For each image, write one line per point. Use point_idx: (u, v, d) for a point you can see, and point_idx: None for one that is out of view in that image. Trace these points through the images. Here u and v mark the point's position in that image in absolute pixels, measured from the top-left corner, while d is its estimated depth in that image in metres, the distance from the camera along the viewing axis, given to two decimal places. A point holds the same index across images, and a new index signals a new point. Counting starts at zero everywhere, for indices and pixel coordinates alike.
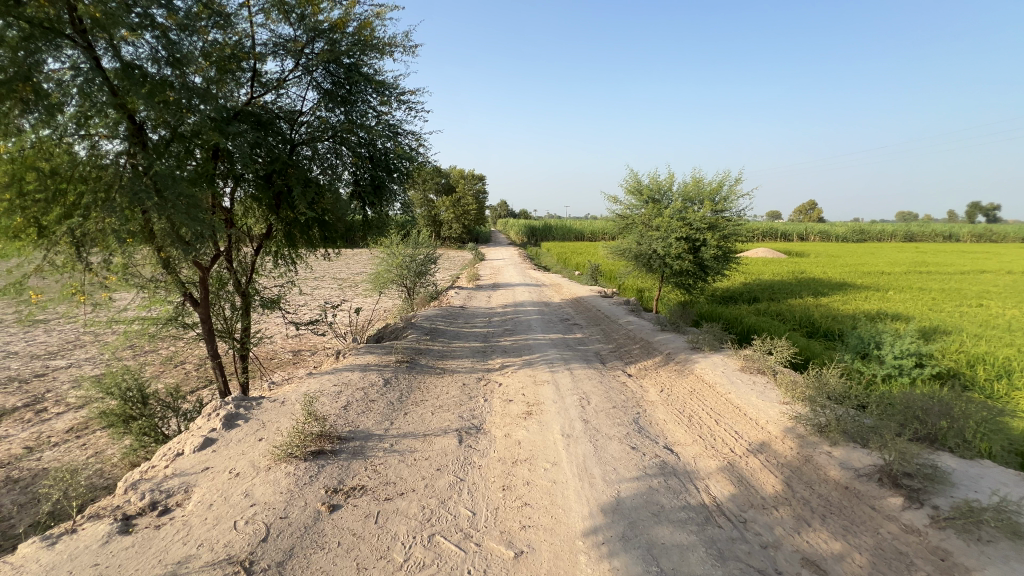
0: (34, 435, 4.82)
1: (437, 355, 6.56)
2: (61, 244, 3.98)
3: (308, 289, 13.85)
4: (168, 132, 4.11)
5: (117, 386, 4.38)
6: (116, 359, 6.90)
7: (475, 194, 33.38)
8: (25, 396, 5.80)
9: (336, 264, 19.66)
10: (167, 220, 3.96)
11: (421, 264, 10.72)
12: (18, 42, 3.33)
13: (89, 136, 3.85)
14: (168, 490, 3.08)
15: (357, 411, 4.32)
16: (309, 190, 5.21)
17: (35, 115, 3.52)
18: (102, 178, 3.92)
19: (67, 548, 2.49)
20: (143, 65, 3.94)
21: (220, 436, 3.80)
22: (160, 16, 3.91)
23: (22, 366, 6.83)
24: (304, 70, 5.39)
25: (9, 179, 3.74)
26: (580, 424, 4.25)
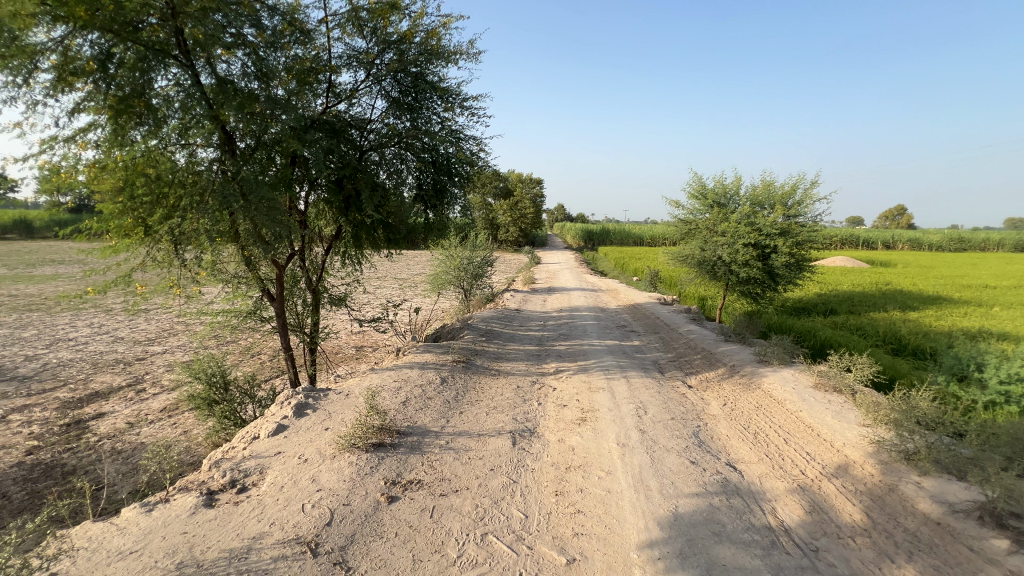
0: (135, 412, 5.42)
1: (492, 356, 6.64)
2: (162, 242, 4.46)
3: (372, 288, 14.54)
4: (254, 140, 4.44)
5: (204, 371, 4.78)
6: (203, 348, 7.58)
7: (532, 198, 33.48)
8: (129, 377, 6.53)
9: (398, 265, 20.52)
10: (251, 220, 4.29)
11: (478, 267, 10.92)
12: (135, 63, 3.82)
13: (189, 146, 4.28)
14: (245, 470, 3.35)
15: (415, 407, 4.46)
16: (375, 194, 5.46)
17: (146, 126, 4.02)
18: (197, 183, 4.33)
19: (162, 515, 2.77)
20: (235, 80, 4.32)
21: (291, 423, 4.06)
22: (251, 35, 4.29)
23: (127, 350, 7.68)
24: (374, 80, 5.68)
25: (123, 184, 4.24)
26: (637, 435, 4.13)
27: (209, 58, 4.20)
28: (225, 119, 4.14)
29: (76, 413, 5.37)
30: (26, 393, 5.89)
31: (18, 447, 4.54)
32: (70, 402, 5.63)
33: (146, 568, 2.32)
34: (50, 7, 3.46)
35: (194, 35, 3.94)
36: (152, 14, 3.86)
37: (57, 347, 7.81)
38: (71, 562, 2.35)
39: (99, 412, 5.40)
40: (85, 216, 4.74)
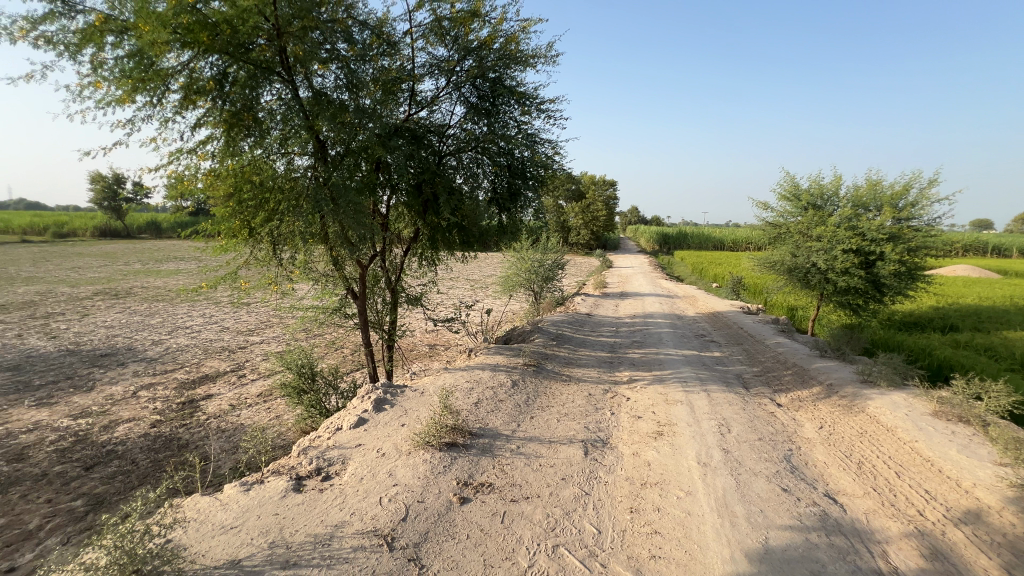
0: (236, 395, 5.99)
1: (563, 361, 6.55)
2: (262, 243, 4.94)
3: (445, 288, 15.02)
4: (343, 148, 4.71)
5: (294, 362, 5.14)
6: (295, 340, 8.22)
7: (604, 200, 32.84)
8: (232, 363, 7.24)
9: (470, 267, 21.04)
10: (339, 223, 4.56)
11: (549, 270, 10.87)
12: (246, 81, 4.22)
13: (287, 154, 4.58)
14: (329, 459, 3.55)
15: (486, 409, 4.50)
16: (452, 198, 5.59)
17: (253, 137, 4.41)
18: (294, 189, 4.65)
19: (257, 495, 3.00)
20: (328, 92, 4.63)
21: (370, 417, 4.25)
22: (344, 49, 4.58)
23: (231, 339, 8.53)
24: (454, 87, 5.83)
25: (233, 189, 4.61)
26: (719, 454, 3.85)
27: (307, 73, 4.53)
28: (319, 129, 4.44)
29: (189, 393, 6.03)
30: (152, 373, 6.72)
31: (143, 420, 5.18)
32: (185, 383, 6.33)
33: (243, 544, 2.51)
34: (180, 35, 3.90)
35: (295, 52, 4.28)
36: (261, 35, 4.25)
37: (177, 334, 8.85)
38: (183, 532, 2.61)
39: (207, 393, 6.02)
40: (201, 219, 5.30)
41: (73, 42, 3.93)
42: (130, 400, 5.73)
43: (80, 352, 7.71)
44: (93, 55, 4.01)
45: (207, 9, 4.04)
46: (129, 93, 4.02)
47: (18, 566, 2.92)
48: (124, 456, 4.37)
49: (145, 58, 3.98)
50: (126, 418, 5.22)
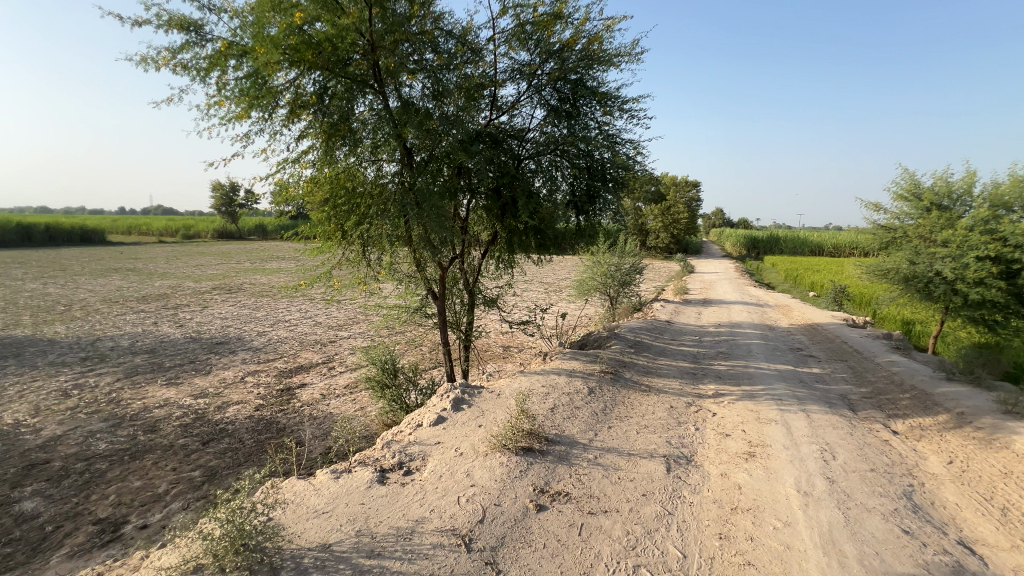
0: (327, 386, 6.44)
1: (642, 370, 6.29)
2: (353, 244, 5.25)
3: (520, 291, 15.14)
4: (427, 154, 4.90)
5: (379, 357, 5.40)
6: (379, 337, 8.70)
7: (687, 202, 31.28)
8: (324, 356, 7.80)
9: (545, 270, 21.04)
10: (422, 226, 4.74)
11: (627, 274, 10.54)
12: (343, 94, 4.51)
13: (376, 162, 4.91)
14: (410, 454, 3.67)
15: (563, 416, 4.42)
16: (530, 201, 5.57)
17: (348, 146, 4.71)
18: (381, 194, 4.98)
19: (346, 484, 3.18)
20: (416, 101, 4.82)
21: (449, 416, 4.35)
22: (431, 60, 4.75)
23: (324, 333, 9.22)
24: (535, 90, 5.84)
25: (330, 195, 4.98)
26: (823, 484, 3.46)
27: (397, 84, 4.75)
28: (406, 136, 4.65)
29: (287, 381, 6.59)
30: (257, 361, 7.44)
31: (249, 403, 5.73)
32: (284, 372, 6.93)
33: (333, 530, 2.66)
34: (289, 55, 4.26)
35: (387, 65, 4.52)
36: (357, 51, 4.53)
37: (278, 326, 9.74)
38: (282, 512, 2.83)
39: (302, 382, 6.54)
40: (301, 222, 5.76)
41: (203, 67, 4.45)
42: (239, 385, 6.37)
43: (201, 339, 8.75)
44: (218, 78, 4.52)
45: (312, 30, 4.38)
46: (246, 110, 4.47)
47: (149, 525, 3.34)
48: (233, 435, 4.86)
49: (260, 78, 4.40)
50: (235, 400, 5.81)
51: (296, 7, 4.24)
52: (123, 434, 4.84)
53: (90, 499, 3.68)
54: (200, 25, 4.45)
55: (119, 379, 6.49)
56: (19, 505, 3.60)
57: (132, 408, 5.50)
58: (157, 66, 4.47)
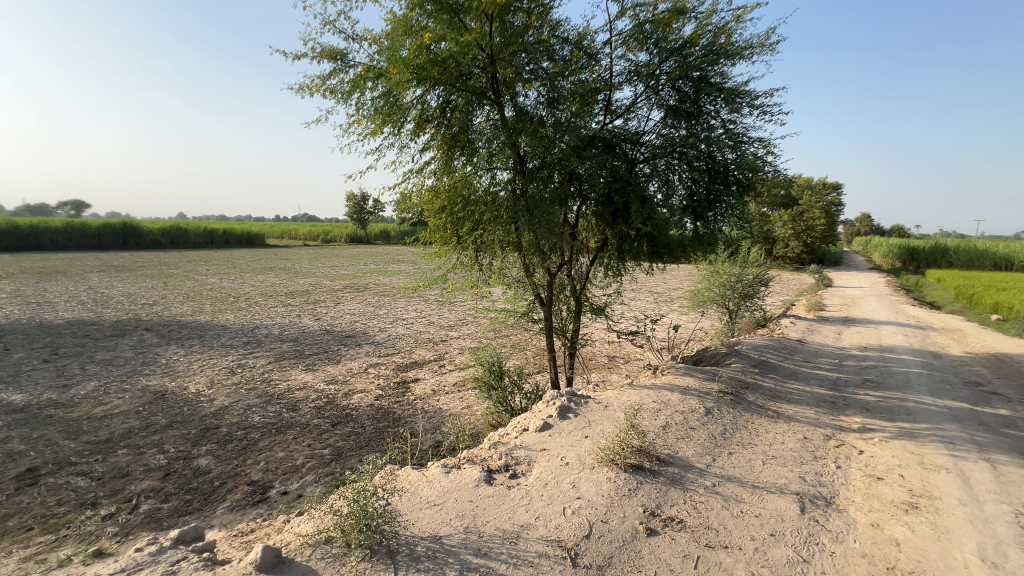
0: (438, 382, 6.80)
1: (768, 393, 5.65)
2: (467, 249, 5.50)
3: (627, 300, 14.64)
4: (540, 161, 4.94)
5: (487, 359, 5.55)
6: (486, 339, 8.99)
7: (824, 207, 27.70)
8: (436, 354, 8.28)
9: (654, 279, 20.13)
10: (533, 232, 4.76)
11: (750, 286, 9.61)
12: (463, 107, 4.77)
13: (491, 170, 5.03)
14: (516, 458, 3.70)
15: (676, 435, 4.13)
16: (644, 207, 5.30)
17: (466, 156, 4.93)
18: (494, 202, 5.09)
19: (455, 480, 3.30)
20: (530, 109, 4.89)
21: (554, 423, 4.31)
22: (546, 68, 4.80)
23: (436, 333, 9.80)
24: (652, 91, 5.58)
25: (448, 202, 5.20)
26: (1020, 556, 2.76)
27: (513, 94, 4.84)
28: (520, 144, 4.70)
29: (404, 374, 7.10)
30: (379, 354, 8.14)
31: (371, 392, 6.28)
32: (401, 366, 7.48)
33: (443, 523, 2.76)
34: (417, 73, 4.57)
35: (504, 76, 4.64)
36: (477, 65, 4.71)
37: (397, 324, 10.58)
38: (399, 499, 3.01)
39: (416, 377, 7.00)
40: (421, 228, 6.17)
41: (346, 90, 4.99)
42: (363, 375, 7.02)
43: (334, 332, 9.83)
44: (357, 99, 5.03)
45: (437, 48, 4.66)
46: (379, 127, 4.91)
47: (290, 492, 3.80)
48: (357, 420, 5.36)
49: (392, 97, 4.81)
50: (360, 389, 6.40)
51: (425, 29, 4.55)
52: (272, 410, 5.59)
53: (246, 463, 4.31)
54: (345, 52, 4.99)
55: (271, 362, 7.55)
56: (197, 461, 4.34)
57: (279, 388, 6.35)
58: (310, 92, 5.11)
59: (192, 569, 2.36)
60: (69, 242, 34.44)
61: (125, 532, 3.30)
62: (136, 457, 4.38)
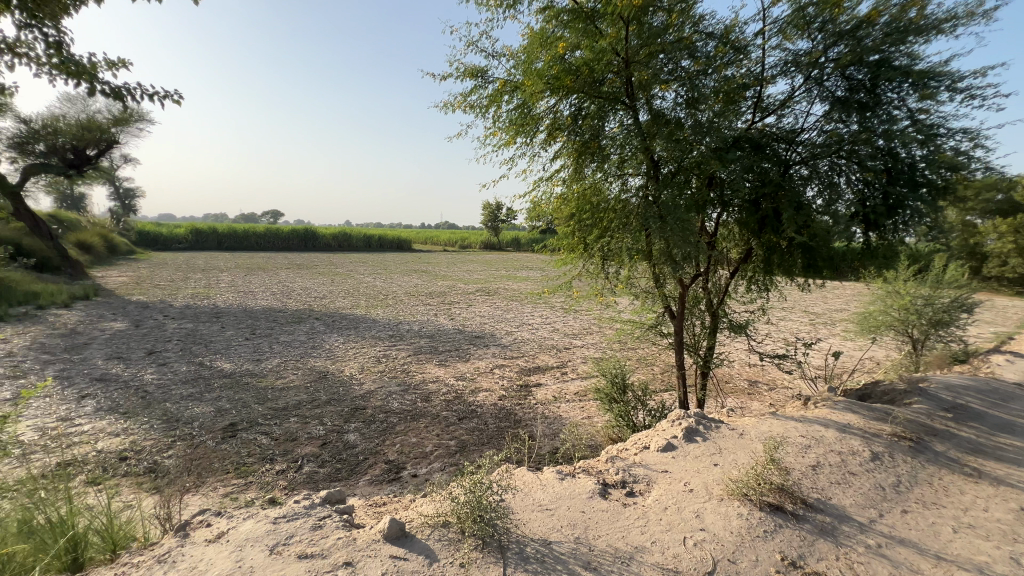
0: (559, 389, 6.81)
1: (966, 445, 4.51)
2: (594, 258, 5.35)
3: (775, 319, 13.02)
4: (676, 165, 4.64)
5: (610, 371, 5.39)
6: (610, 350, 8.77)
7: None
8: (559, 361, 8.31)
9: (810, 297, 17.60)
10: (664, 240, 4.45)
11: (944, 311, 7.82)
12: (595, 113, 4.73)
13: (622, 176, 4.85)
14: (634, 476, 3.52)
15: (829, 479, 3.53)
16: (799, 214, 4.63)
17: (597, 162, 4.87)
18: (624, 209, 4.89)
19: (569, 488, 3.26)
20: (667, 111, 4.65)
21: (679, 445, 4.01)
22: (687, 66, 4.53)
23: (560, 340, 9.85)
24: (814, 83, 4.89)
25: (576, 209, 5.17)
26: None
27: (649, 97, 4.65)
28: (654, 149, 4.47)
29: (526, 378, 7.27)
30: (504, 357, 8.47)
31: (495, 392, 6.55)
32: (524, 370, 7.67)
33: (553, 529, 2.75)
34: (550, 84, 4.65)
35: (640, 79, 4.45)
36: (612, 69, 4.61)
37: (523, 329, 10.90)
38: (513, 497, 3.08)
39: (538, 382, 7.11)
40: (549, 235, 6.27)
41: (484, 105, 5.32)
42: (489, 375, 7.37)
43: (465, 332, 10.51)
44: (494, 112, 5.32)
45: (571, 57, 4.70)
46: (513, 137, 5.13)
47: (418, 475, 4.13)
48: (481, 417, 5.62)
49: (526, 108, 5.00)
50: (485, 388, 6.72)
51: (560, 40, 4.64)
52: (409, 398, 6.17)
53: (385, 443, 4.80)
54: (485, 70, 5.32)
55: (410, 355, 8.35)
56: (347, 436, 4.97)
57: (416, 379, 6.97)
58: (454, 109, 5.56)
59: (335, 526, 2.71)
60: (269, 245, 42.46)
61: (291, 487, 3.91)
62: (303, 425, 5.19)
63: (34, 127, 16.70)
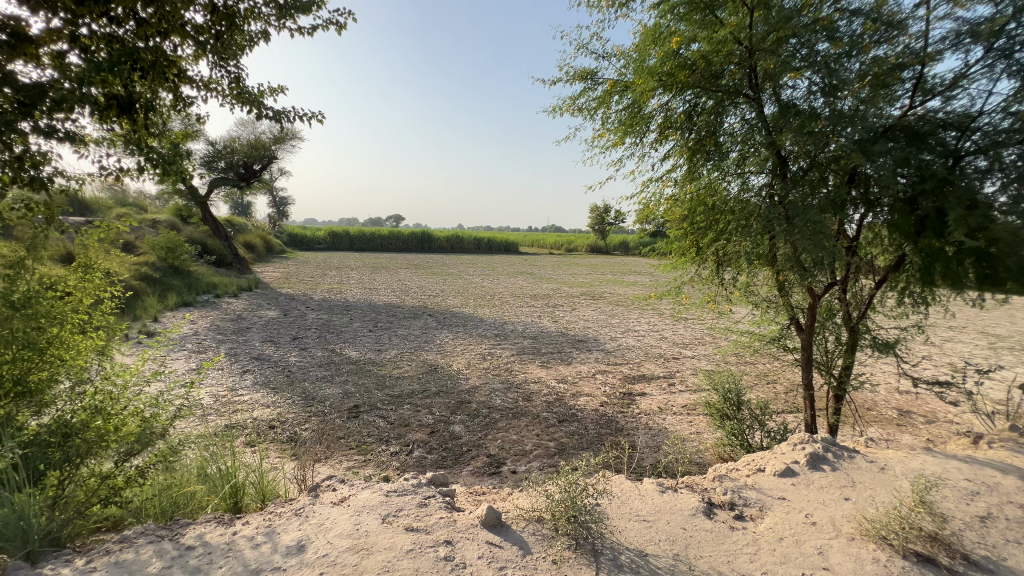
0: (665, 400, 6.49)
1: None
2: (707, 261, 5.02)
3: (937, 340, 10.97)
4: (808, 161, 3.99)
5: (722, 384, 5.00)
6: (724, 363, 8.12)
7: None
8: (666, 371, 7.92)
9: (989, 315, 14.51)
10: (791, 244, 3.97)
11: None
12: (713, 109, 4.40)
13: (742, 174, 4.39)
14: (745, 499, 3.23)
15: (1005, 535, 2.89)
16: (975, 214, 3.64)
17: (713, 161, 4.48)
18: (744, 211, 4.39)
19: (670, 501, 3.11)
20: (798, 102, 4.10)
21: (802, 472, 3.59)
22: (823, 50, 3.92)
23: (668, 349, 9.37)
24: (1000, 55, 3.86)
25: (690, 211, 4.89)
26: None
27: (776, 87, 4.13)
28: (781, 144, 3.94)
29: (630, 386, 7.05)
30: (607, 362, 8.30)
31: (597, 398, 6.45)
32: (628, 378, 7.44)
33: (651, 541, 2.64)
34: (664, 81, 4.52)
35: (764, 68, 3.98)
36: (733, 61, 4.26)
37: (628, 335, 10.57)
38: (609, 503, 3.03)
39: (643, 391, 6.84)
40: (659, 239, 6.00)
41: (593, 106, 5.28)
42: (590, 380, 7.28)
43: (568, 335, 10.50)
44: (603, 114, 5.26)
45: (688, 51, 4.48)
46: (621, 138, 5.03)
47: (517, 472, 4.23)
48: (581, 422, 5.58)
49: (636, 107, 4.87)
50: (587, 393, 6.65)
51: (675, 34, 4.45)
52: (511, 397, 6.35)
53: (487, 438, 5.00)
54: (595, 72, 5.30)
55: (514, 355, 8.58)
56: (452, 427, 5.27)
57: (518, 379, 7.15)
58: (562, 113, 5.62)
59: (438, 506, 2.90)
60: (392, 246, 46.62)
61: (402, 468, 4.26)
62: (414, 413, 5.62)
63: (219, 148, 20.37)
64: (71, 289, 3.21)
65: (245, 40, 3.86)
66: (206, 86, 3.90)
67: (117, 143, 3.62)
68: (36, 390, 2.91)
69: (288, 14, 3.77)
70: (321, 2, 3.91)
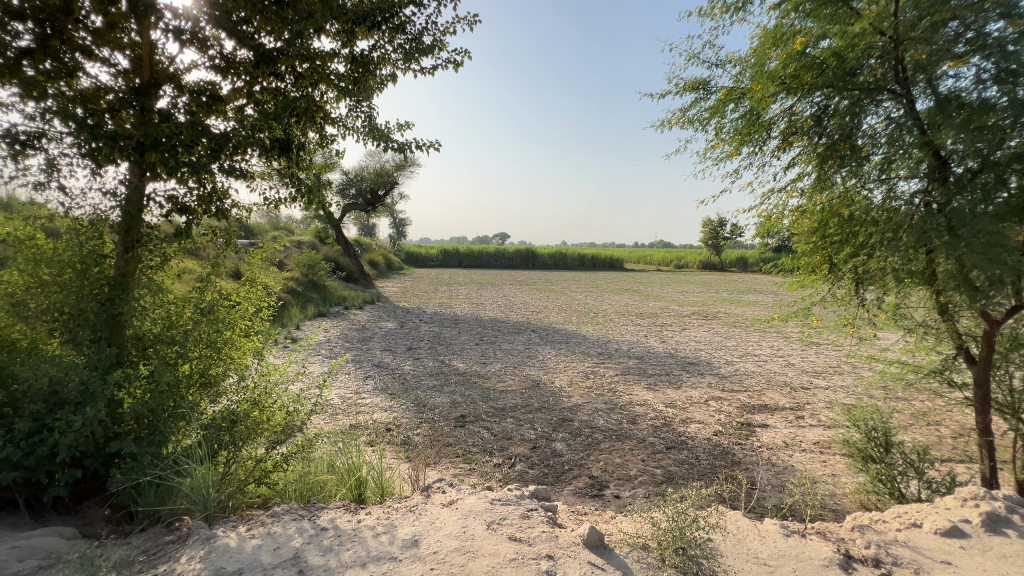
0: (792, 435, 5.80)
1: None
2: (844, 280, 4.36)
3: None
4: (979, 161, 3.33)
5: (864, 422, 4.34)
6: (868, 397, 7.02)
7: None
8: (793, 402, 7.07)
9: None
10: (956, 259, 3.37)
11: None
12: (847, 109, 3.87)
13: (889, 180, 3.82)
14: (894, 555, 2.76)
15: None
16: None
17: (849, 167, 3.96)
18: (892, 220, 3.79)
19: (797, 547, 2.77)
20: (964, 94, 3.45)
21: (975, 533, 2.96)
22: (998, 30, 3.22)
23: (795, 377, 8.38)
24: None
25: (820, 223, 4.34)
26: None
27: (931, 79, 3.52)
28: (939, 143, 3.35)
29: (748, 417, 6.42)
30: (722, 389, 7.67)
31: (709, 426, 5.98)
32: (747, 407, 6.79)
33: None
34: (787, 84, 4.20)
35: (913, 59, 3.47)
36: (874, 54, 3.76)
37: (747, 359, 9.67)
38: (721, 539, 2.79)
39: (764, 423, 6.19)
40: (784, 254, 5.44)
41: (705, 116, 5.05)
42: (702, 406, 6.79)
43: (677, 357, 9.93)
44: (717, 123, 4.99)
45: (817, 50, 4.11)
46: (737, 147, 4.73)
47: (621, 497, 4.07)
48: (692, 450, 5.22)
49: (754, 114, 4.56)
50: (698, 420, 6.21)
51: (801, 33, 4.13)
52: (615, 418, 6.16)
53: (589, 458, 4.91)
54: (708, 81, 5.07)
55: (618, 375, 8.34)
56: (555, 444, 5.27)
57: (623, 400, 6.92)
58: (671, 125, 5.43)
59: (540, 520, 2.92)
60: (498, 263, 48.63)
61: (504, 480, 4.36)
62: (517, 427, 5.73)
63: (351, 177, 23.13)
64: (240, 299, 3.83)
65: (376, 84, 4.37)
66: (344, 125, 4.49)
67: (275, 177, 4.32)
68: (213, 381, 3.53)
69: (412, 57, 4.20)
70: (441, 45, 4.32)
